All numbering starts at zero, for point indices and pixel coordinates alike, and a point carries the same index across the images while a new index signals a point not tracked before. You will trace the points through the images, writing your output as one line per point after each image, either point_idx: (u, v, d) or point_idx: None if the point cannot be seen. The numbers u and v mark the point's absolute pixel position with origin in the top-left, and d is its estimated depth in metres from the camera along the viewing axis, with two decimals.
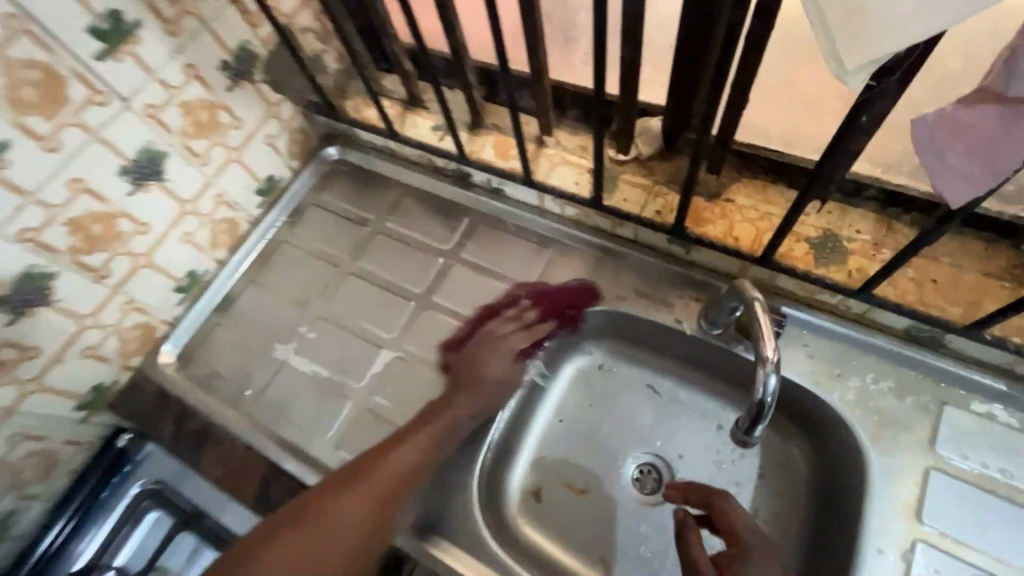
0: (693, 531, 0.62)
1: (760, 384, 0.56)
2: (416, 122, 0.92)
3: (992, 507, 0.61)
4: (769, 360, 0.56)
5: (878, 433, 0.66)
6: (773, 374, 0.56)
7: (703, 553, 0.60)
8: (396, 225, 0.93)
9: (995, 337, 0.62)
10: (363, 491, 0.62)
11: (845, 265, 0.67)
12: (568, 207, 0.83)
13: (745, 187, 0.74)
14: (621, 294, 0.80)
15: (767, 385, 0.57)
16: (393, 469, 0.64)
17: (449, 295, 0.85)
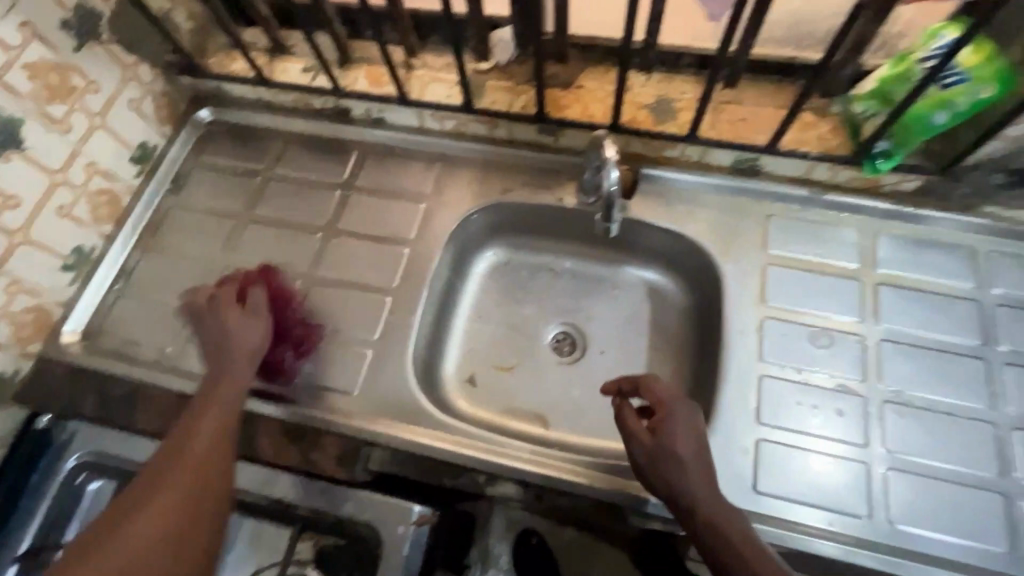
0: (627, 411, 0.66)
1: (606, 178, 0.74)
2: (285, 67, 0.94)
3: (815, 280, 0.79)
4: (609, 159, 0.73)
5: (726, 249, 0.82)
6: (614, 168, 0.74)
7: (638, 423, 0.65)
8: (287, 170, 0.95)
9: (790, 149, 0.78)
10: (167, 498, 0.58)
11: (677, 120, 0.82)
12: (446, 121, 0.91)
13: (591, 74, 0.86)
14: (509, 187, 0.90)
15: (613, 180, 0.74)
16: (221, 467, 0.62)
17: (353, 220, 0.90)
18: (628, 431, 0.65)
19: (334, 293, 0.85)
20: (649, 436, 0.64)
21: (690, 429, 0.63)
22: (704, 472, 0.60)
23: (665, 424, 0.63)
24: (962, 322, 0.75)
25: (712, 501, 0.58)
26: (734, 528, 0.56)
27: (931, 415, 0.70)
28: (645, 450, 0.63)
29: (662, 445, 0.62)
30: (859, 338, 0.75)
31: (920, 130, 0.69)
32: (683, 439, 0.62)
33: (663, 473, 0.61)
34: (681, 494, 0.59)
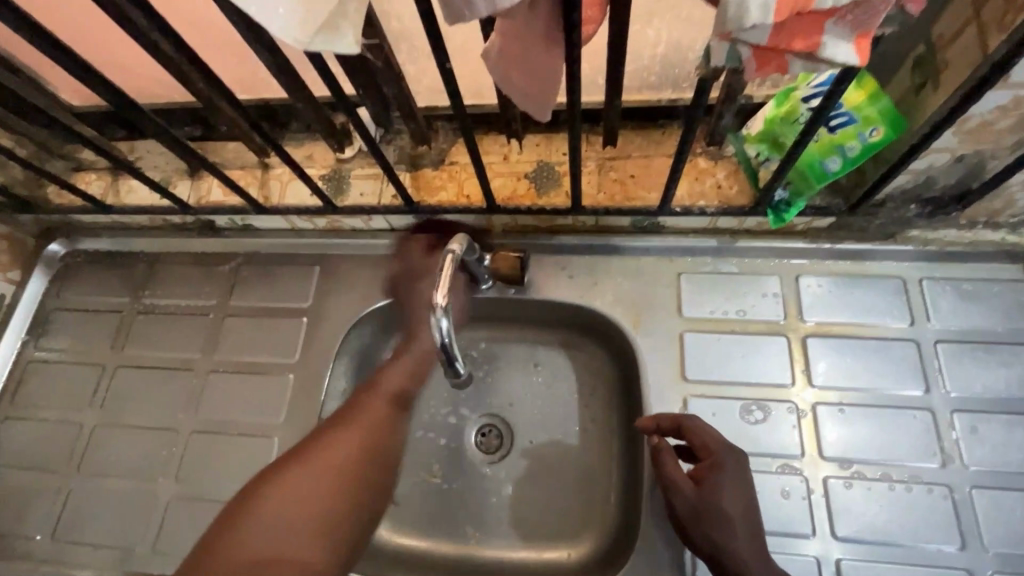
0: (667, 456, 0.61)
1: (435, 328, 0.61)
2: (132, 185, 0.84)
3: (737, 343, 0.71)
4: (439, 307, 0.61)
5: (637, 321, 0.74)
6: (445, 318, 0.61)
7: (680, 471, 0.60)
8: (155, 298, 0.85)
9: (684, 206, 0.70)
10: (311, 478, 0.59)
11: (561, 187, 0.73)
12: (317, 219, 0.82)
13: (463, 147, 0.78)
14: (398, 283, 0.81)
15: (444, 329, 0.62)
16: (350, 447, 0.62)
17: (230, 347, 0.81)
18: (674, 484, 0.59)
19: (216, 438, 0.75)
20: (700, 486, 0.59)
21: (738, 487, 0.59)
22: (752, 533, 0.57)
23: (713, 478, 0.59)
24: (900, 369, 0.68)
25: (758, 559, 0.56)
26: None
27: (882, 487, 0.63)
28: (688, 502, 0.59)
29: (707, 498, 0.58)
30: (794, 405, 0.67)
31: (815, 178, 0.61)
32: (733, 496, 0.58)
33: (712, 529, 0.57)
34: (729, 556, 0.56)
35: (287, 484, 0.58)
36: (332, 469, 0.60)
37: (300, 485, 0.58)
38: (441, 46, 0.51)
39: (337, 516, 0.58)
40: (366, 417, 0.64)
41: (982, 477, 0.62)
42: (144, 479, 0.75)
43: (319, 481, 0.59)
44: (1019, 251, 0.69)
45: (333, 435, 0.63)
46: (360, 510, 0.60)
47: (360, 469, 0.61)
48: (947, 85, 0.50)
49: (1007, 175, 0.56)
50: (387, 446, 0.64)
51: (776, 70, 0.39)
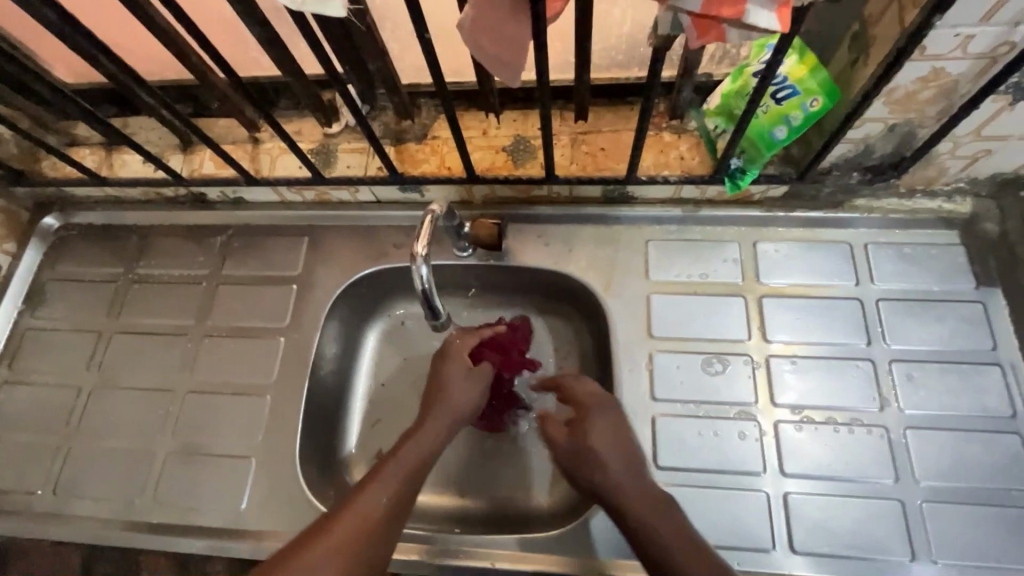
0: (547, 419, 0.69)
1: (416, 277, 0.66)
2: (125, 160, 0.87)
3: (699, 304, 0.77)
4: (418, 257, 0.65)
5: (608, 284, 0.79)
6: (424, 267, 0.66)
7: (559, 428, 0.67)
8: (148, 268, 0.89)
9: (650, 175, 0.75)
10: (329, 550, 0.53)
11: (537, 159, 0.78)
12: (306, 192, 0.86)
13: (445, 122, 0.82)
14: (383, 252, 0.86)
15: (422, 275, 0.67)
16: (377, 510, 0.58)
17: (223, 314, 0.84)
18: (553, 444, 0.66)
19: (210, 397, 0.79)
20: (586, 455, 0.63)
21: (628, 455, 0.62)
22: (658, 502, 0.58)
23: (595, 447, 0.63)
24: (845, 325, 0.74)
25: (663, 519, 0.57)
26: (692, 555, 0.54)
27: (826, 429, 0.69)
28: (566, 451, 0.65)
29: (581, 443, 0.64)
30: (749, 358, 0.73)
31: (765, 146, 0.66)
32: (619, 462, 0.62)
33: (614, 498, 0.59)
34: (629, 521, 0.58)
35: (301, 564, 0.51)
36: (351, 541, 0.54)
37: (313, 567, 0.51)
38: (422, 18, 0.55)
39: None
40: (390, 474, 0.61)
41: (915, 419, 0.69)
42: (143, 435, 0.78)
43: (343, 555, 0.53)
44: (953, 218, 0.76)
45: (355, 505, 0.57)
46: None
47: (383, 535, 0.56)
48: (875, 57, 0.56)
49: (933, 142, 0.63)
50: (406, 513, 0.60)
51: (715, 40, 0.44)
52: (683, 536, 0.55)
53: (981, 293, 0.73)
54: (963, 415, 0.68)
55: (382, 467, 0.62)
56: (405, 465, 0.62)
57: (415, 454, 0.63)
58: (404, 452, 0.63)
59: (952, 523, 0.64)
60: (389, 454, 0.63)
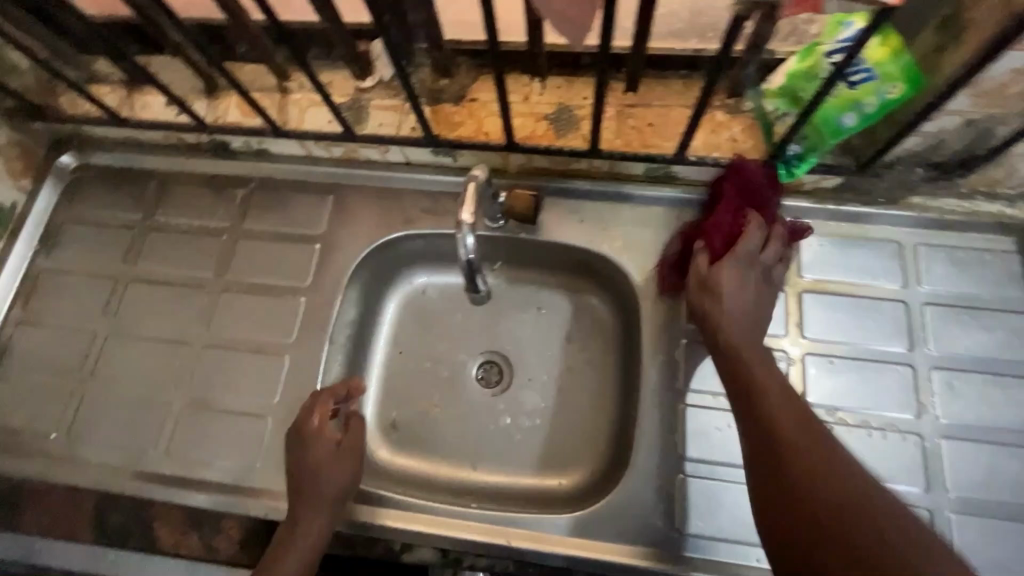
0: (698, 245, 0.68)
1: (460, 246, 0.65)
2: (146, 101, 0.83)
3: None
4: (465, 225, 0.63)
5: (643, 268, 0.76)
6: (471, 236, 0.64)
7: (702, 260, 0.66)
8: (167, 216, 0.86)
9: (699, 157, 0.71)
10: (302, 545, 0.61)
11: (580, 131, 0.74)
12: (334, 148, 0.82)
13: (484, 84, 0.78)
14: (410, 217, 0.82)
15: (469, 245, 0.65)
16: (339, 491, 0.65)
17: (243, 270, 0.82)
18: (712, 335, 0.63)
19: (227, 354, 0.78)
20: (726, 339, 0.61)
21: (757, 351, 0.60)
22: (767, 397, 0.55)
23: (749, 329, 0.62)
24: (887, 328, 0.71)
25: (825, 463, 0.49)
26: (803, 433, 0.51)
27: (859, 432, 0.67)
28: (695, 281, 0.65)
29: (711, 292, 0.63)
30: (785, 354, 0.71)
31: (830, 133, 0.63)
32: (764, 369, 0.57)
33: (750, 392, 0.56)
34: (778, 410, 0.53)
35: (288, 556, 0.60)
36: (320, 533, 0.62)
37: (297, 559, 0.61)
38: None
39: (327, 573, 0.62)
40: (302, 507, 0.63)
41: (952, 428, 0.67)
42: (158, 387, 0.77)
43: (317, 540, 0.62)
44: (1013, 224, 0.72)
45: (311, 502, 0.63)
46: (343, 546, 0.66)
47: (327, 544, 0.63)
48: (967, 46, 0.51)
49: (1013, 142, 0.59)
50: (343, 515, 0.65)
51: None
52: (794, 411, 0.53)
53: None
54: (1001, 428, 0.66)
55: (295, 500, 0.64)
56: (314, 499, 0.63)
57: (326, 492, 0.64)
58: (314, 488, 0.64)
59: (978, 536, 0.63)
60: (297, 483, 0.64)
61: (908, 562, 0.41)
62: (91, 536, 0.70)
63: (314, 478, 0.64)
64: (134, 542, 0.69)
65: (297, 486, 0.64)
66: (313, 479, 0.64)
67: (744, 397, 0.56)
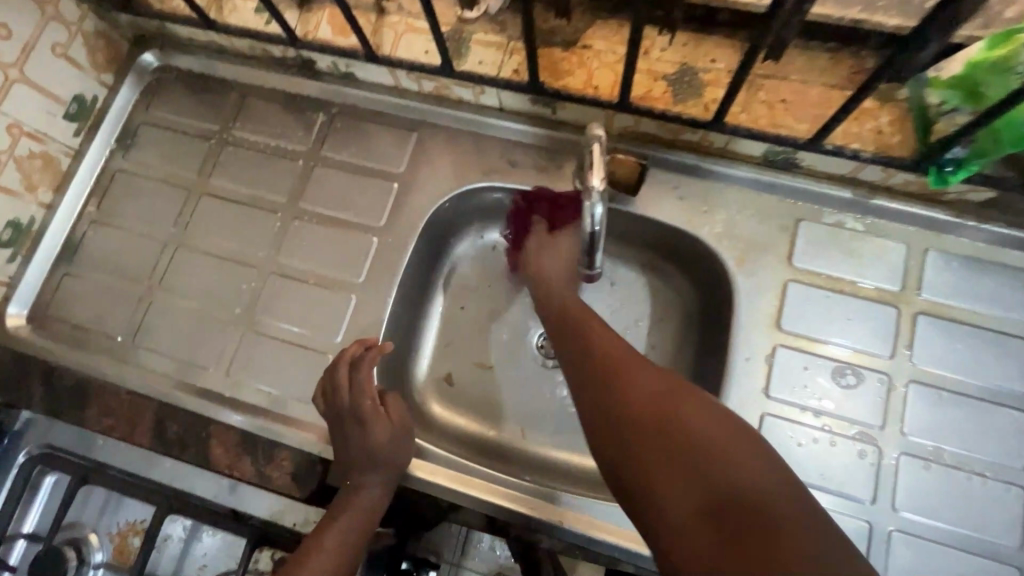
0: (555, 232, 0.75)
1: (587, 214, 0.61)
2: (235, 4, 0.78)
3: (842, 304, 0.67)
4: (596, 190, 0.59)
5: (742, 259, 0.70)
6: (600, 204, 0.60)
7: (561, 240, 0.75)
8: (243, 132, 0.82)
9: (836, 146, 0.63)
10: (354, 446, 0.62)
11: (702, 98, 0.66)
12: (425, 82, 0.76)
13: (601, 31, 0.70)
14: (496, 168, 0.77)
15: (596, 215, 0.61)
16: (366, 396, 0.64)
17: (316, 199, 0.79)
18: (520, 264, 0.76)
19: (293, 284, 0.76)
20: (588, 375, 0.56)
21: (617, 343, 0.58)
22: (638, 363, 0.55)
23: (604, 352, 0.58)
24: (1008, 367, 0.64)
25: (673, 403, 0.49)
26: (655, 400, 0.50)
27: (953, 473, 0.62)
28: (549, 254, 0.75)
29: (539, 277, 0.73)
30: (885, 377, 0.65)
31: (1010, 141, 0.54)
32: (609, 340, 0.59)
33: (606, 361, 0.56)
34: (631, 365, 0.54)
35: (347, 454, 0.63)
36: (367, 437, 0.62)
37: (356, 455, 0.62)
38: None
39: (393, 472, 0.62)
40: (344, 406, 0.64)
41: None
42: (223, 307, 0.76)
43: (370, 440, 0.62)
44: None
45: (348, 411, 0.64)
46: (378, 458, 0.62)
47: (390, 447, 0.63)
48: None
49: None
50: (402, 417, 0.65)
51: None
52: (648, 386, 0.51)
53: None
54: None
55: (334, 400, 0.65)
56: (354, 395, 0.64)
57: (367, 395, 0.64)
58: (353, 387, 0.64)
59: None
60: (333, 390, 0.65)
61: (741, 436, 0.45)
62: (149, 443, 0.70)
63: (358, 434, 0.62)
64: (189, 456, 0.69)
65: (341, 387, 0.65)
66: (358, 435, 0.62)
67: (610, 422, 0.51)
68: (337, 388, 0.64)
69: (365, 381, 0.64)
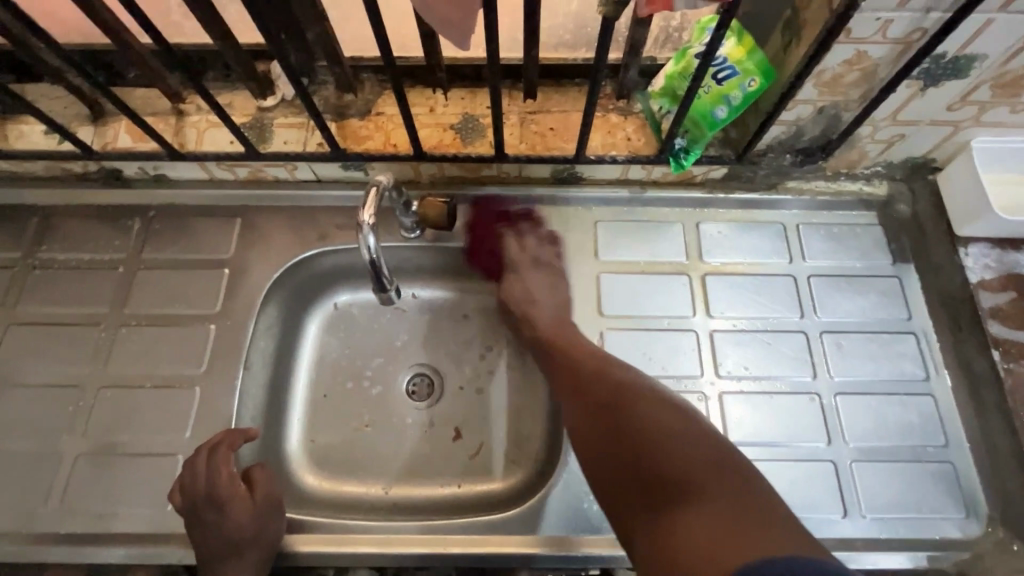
0: (236, 489, 0.62)
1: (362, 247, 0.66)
2: (23, 131, 0.78)
3: (646, 282, 0.78)
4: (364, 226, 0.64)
5: (559, 264, 0.79)
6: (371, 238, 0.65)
7: (213, 514, 0.61)
8: (53, 252, 0.79)
9: (598, 155, 0.76)
10: (217, 535, 0.60)
11: (485, 138, 0.77)
12: (238, 169, 0.80)
13: (389, 99, 0.79)
14: (326, 233, 0.81)
15: (371, 248, 0.66)
16: (228, 480, 0.62)
17: (143, 302, 0.77)
18: (208, 489, 0.61)
19: (128, 391, 0.72)
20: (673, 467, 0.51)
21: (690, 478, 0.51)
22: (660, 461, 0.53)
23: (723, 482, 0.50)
24: (780, 300, 0.78)
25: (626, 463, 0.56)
26: (666, 447, 0.53)
27: (766, 397, 0.73)
28: (242, 510, 0.61)
29: (253, 524, 0.61)
30: (694, 332, 0.76)
31: (707, 125, 0.69)
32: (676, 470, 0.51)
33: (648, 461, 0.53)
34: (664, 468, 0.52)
35: (209, 543, 0.61)
36: (230, 525, 0.60)
37: (220, 544, 0.60)
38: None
39: (266, 554, 0.61)
40: (199, 498, 0.61)
41: (844, 384, 0.73)
42: (45, 438, 0.70)
43: (234, 527, 0.60)
44: (873, 199, 0.81)
45: (208, 501, 0.61)
46: (247, 544, 0.60)
47: (263, 528, 0.62)
48: (807, 40, 0.58)
49: (856, 125, 0.67)
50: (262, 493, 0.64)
51: (664, 7, 0.47)
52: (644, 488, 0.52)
53: (898, 268, 0.78)
54: (884, 379, 0.73)
55: (187, 491, 0.62)
56: (214, 485, 0.61)
57: (229, 478, 0.62)
58: (212, 478, 0.62)
59: (879, 479, 0.69)
60: (191, 486, 0.61)
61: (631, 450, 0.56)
62: None
63: (217, 518, 0.61)
64: None
65: (195, 478, 0.62)
66: (218, 519, 0.61)
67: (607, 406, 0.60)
68: (195, 474, 0.62)
69: (224, 464, 0.62)
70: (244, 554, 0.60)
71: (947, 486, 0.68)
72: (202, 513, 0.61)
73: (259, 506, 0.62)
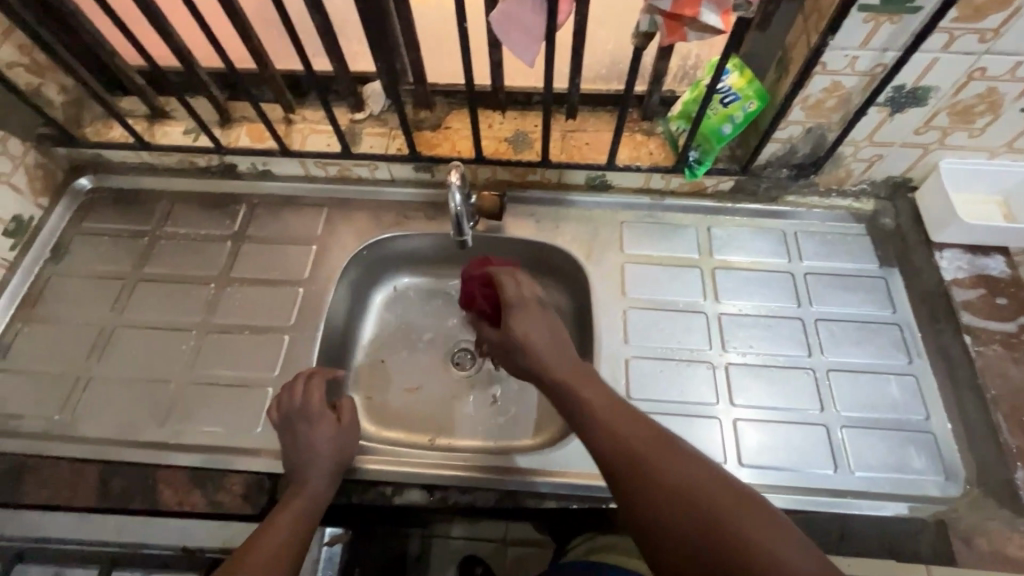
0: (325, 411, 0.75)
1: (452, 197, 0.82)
2: (166, 130, 0.98)
3: (664, 272, 0.92)
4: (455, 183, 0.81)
5: (589, 254, 0.94)
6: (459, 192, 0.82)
7: (305, 429, 0.73)
8: (175, 227, 0.97)
9: (626, 164, 0.92)
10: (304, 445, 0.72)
11: (533, 148, 0.94)
12: (330, 167, 0.98)
13: (456, 116, 0.98)
14: (396, 222, 0.98)
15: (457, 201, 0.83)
16: (317, 403, 0.75)
17: (246, 268, 0.93)
18: (301, 409, 0.74)
19: (230, 337, 0.87)
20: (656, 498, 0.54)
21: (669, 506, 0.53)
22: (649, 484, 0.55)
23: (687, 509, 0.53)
24: (780, 292, 0.90)
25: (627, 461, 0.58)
26: (654, 486, 0.54)
27: (767, 371, 0.84)
28: (327, 428, 0.74)
29: (336, 441, 0.74)
30: (704, 315, 0.88)
31: (715, 139, 0.84)
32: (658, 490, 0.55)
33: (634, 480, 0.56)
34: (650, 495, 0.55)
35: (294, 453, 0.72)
36: (318, 438, 0.73)
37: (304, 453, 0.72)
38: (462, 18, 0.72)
39: (342, 467, 0.73)
40: (294, 415, 0.74)
41: (836, 363, 0.84)
42: (161, 370, 0.84)
43: (320, 439, 0.73)
44: (861, 213, 0.95)
45: (301, 418, 0.74)
46: (329, 455, 0.72)
47: (342, 445, 0.74)
48: (793, 71, 0.75)
49: (839, 142, 0.83)
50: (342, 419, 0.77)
51: (679, 40, 0.63)
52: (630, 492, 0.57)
53: (884, 270, 0.91)
54: (871, 362, 0.84)
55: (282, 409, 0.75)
56: (306, 406, 0.75)
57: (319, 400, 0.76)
58: (305, 400, 0.75)
59: (868, 443, 0.78)
60: (288, 407, 0.75)
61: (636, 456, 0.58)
62: (93, 502, 0.73)
63: (307, 432, 0.73)
64: (137, 503, 0.73)
65: (291, 400, 0.75)
66: (307, 432, 0.73)
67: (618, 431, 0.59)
68: (291, 395, 0.75)
69: (315, 389, 0.76)
70: (326, 463, 0.72)
71: (928, 451, 0.77)
72: (295, 428, 0.74)
73: (340, 429, 0.75)
